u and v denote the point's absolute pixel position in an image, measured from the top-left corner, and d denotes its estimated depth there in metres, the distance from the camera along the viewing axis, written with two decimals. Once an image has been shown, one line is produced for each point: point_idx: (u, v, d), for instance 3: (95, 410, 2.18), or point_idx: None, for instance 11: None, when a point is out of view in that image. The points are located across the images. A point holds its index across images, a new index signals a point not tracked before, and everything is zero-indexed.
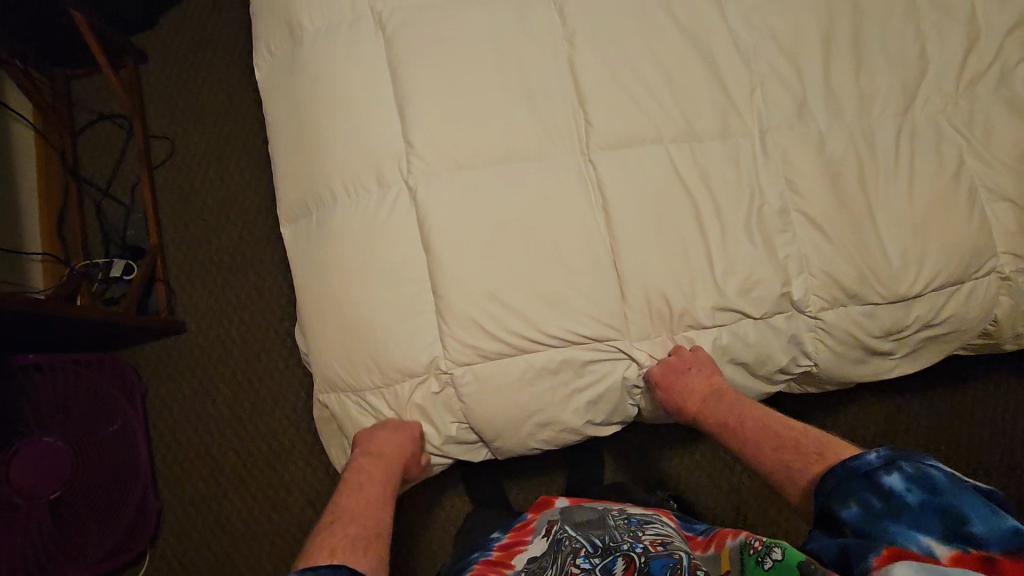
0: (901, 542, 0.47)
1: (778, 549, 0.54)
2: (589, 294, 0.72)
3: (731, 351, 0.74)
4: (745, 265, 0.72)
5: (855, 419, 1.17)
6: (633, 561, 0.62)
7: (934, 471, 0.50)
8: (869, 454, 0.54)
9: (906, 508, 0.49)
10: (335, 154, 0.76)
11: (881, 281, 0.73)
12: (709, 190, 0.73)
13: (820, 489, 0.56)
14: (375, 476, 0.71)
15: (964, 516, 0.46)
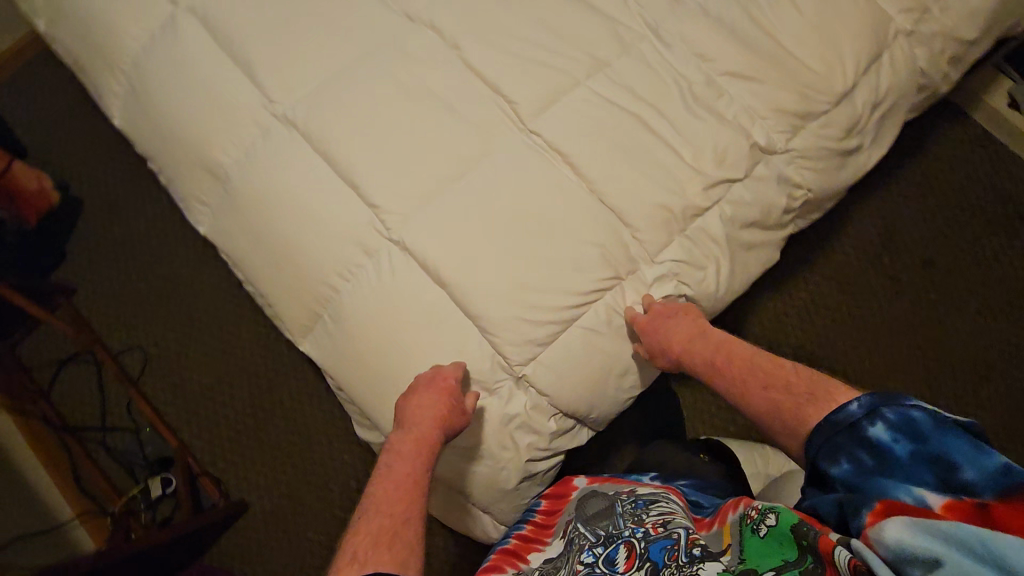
0: (893, 493, 0.51)
1: (773, 515, 0.59)
2: (597, 238, 0.75)
3: (740, 217, 0.79)
4: (707, 140, 0.78)
5: (827, 248, 1.40)
6: (634, 547, 0.66)
7: (917, 413, 0.54)
8: (852, 405, 0.58)
9: (898, 462, 0.53)
10: (315, 250, 0.78)
11: (819, 91, 0.79)
12: (641, 101, 0.79)
13: (812, 447, 0.60)
14: (406, 453, 0.66)
15: (954, 463, 0.50)
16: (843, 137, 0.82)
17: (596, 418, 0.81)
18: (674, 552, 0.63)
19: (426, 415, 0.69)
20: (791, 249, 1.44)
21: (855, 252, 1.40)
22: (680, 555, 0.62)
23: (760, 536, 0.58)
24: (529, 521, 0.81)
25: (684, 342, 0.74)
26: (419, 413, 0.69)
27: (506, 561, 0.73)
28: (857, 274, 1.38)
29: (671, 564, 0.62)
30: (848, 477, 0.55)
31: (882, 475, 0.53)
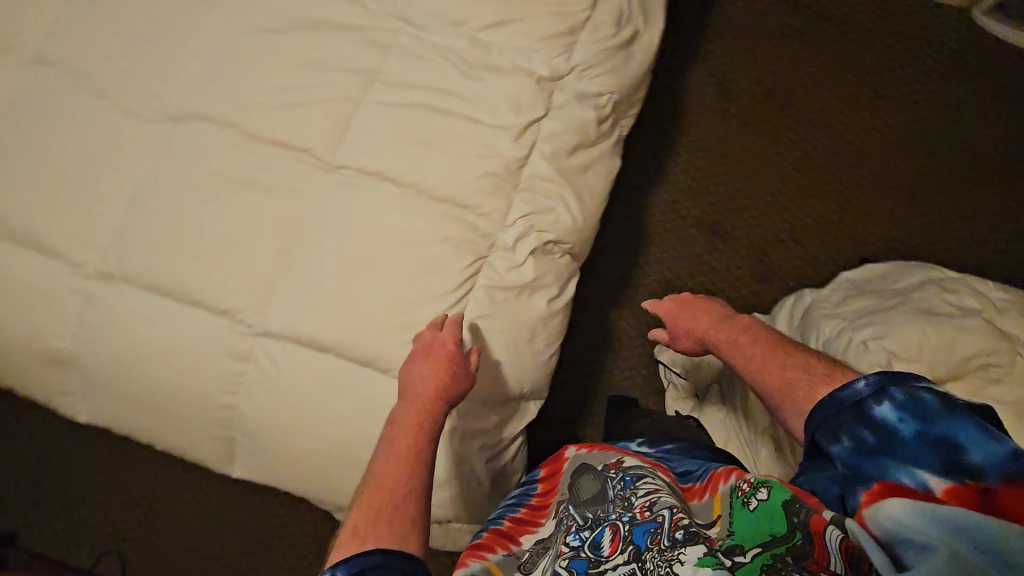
0: (898, 475, 0.60)
1: (765, 488, 0.63)
2: (442, 233, 0.75)
3: (562, 148, 0.80)
4: (497, 95, 0.79)
5: (684, 135, 1.50)
6: (619, 529, 0.67)
7: (926, 396, 0.62)
8: (860, 384, 0.66)
9: (904, 438, 0.61)
10: (191, 381, 0.75)
11: (571, 4, 0.82)
12: (423, 90, 0.79)
13: (813, 423, 0.69)
14: (406, 426, 0.65)
15: (961, 446, 0.58)
16: (615, 32, 0.85)
17: (529, 390, 0.82)
18: (658, 535, 0.64)
19: (428, 383, 0.67)
20: (651, 143, 1.49)
21: (706, 124, 1.50)
22: (662, 538, 0.63)
23: (750, 509, 0.63)
24: (525, 502, 0.83)
25: (703, 323, 0.90)
26: (422, 378, 0.68)
27: (499, 545, 0.76)
28: (716, 140, 1.49)
29: (655, 547, 0.63)
30: (849, 455, 0.64)
31: (881, 456, 0.62)
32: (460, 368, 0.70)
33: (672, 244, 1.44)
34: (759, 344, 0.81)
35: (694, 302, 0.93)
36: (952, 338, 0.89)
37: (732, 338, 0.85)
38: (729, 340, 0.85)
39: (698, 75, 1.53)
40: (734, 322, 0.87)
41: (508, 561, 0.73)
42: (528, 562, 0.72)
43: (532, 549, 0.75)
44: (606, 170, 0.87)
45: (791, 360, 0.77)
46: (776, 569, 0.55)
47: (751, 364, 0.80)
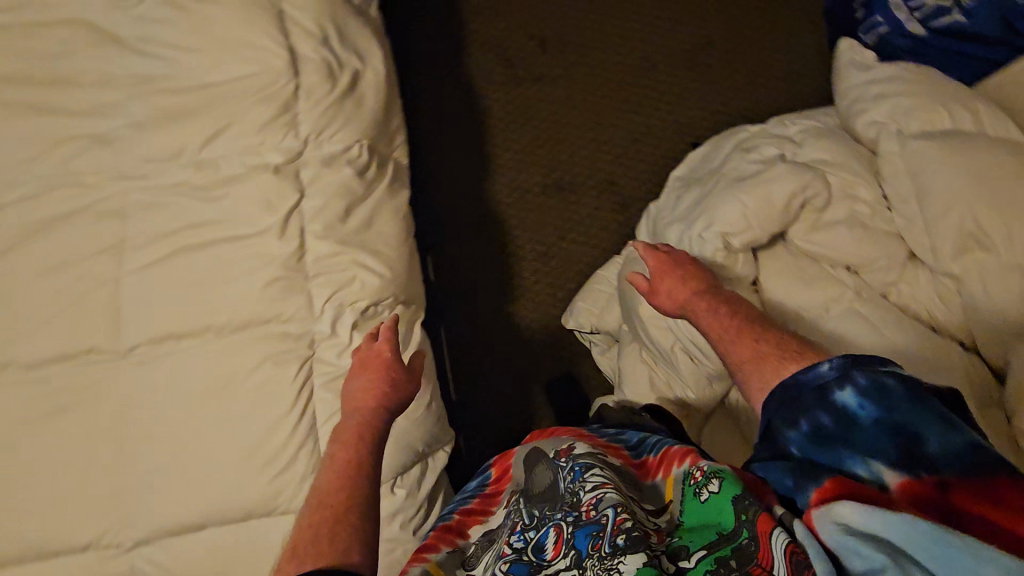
0: (851, 464, 0.65)
1: (716, 481, 0.71)
2: (260, 360, 0.73)
3: (335, 218, 0.79)
4: (246, 203, 0.76)
5: (486, 115, 1.50)
6: (563, 531, 0.73)
7: (889, 380, 0.66)
8: (825, 367, 0.69)
9: (861, 424, 0.65)
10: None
11: (273, 84, 0.80)
12: (173, 234, 0.76)
13: (773, 404, 0.71)
14: (350, 436, 0.67)
15: (918, 437, 0.63)
16: (330, 83, 0.84)
17: (427, 444, 0.83)
18: (598, 539, 0.69)
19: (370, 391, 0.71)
20: (466, 137, 1.48)
21: (505, 94, 1.52)
22: (603, 543, 0.68)
23: (701, 499, 0.72)
24: (474, 494, 0.86)
25: (688, 288, 0.86)
26: (363, 385, 0.71)
27: (444, 541, 0.78)
28: (519, 103, 1.51)
29: (594, 553, 0.68)
30: (805, 441, 0.68)
31: (833, 447, 0.66)
32: (400, 373, 0.73)
33: (531, 216, 1.45)
34: (732, 314, 0.80)
35: (678, 267, 0.89)
36: (768, 189, 0.94)
37: (715, 312, 0.81)
38: (703, 306, 0.83)
39: (475, 55, 1.53)
40: (709, 287, 0.85)
41: (452, 558, 0.76)
42: (472, 558, 0.76)
43: (476, 542, 0.79)
44: (394, 209, 0.87)
45: (764, 332, 0.77)
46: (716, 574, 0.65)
47: (723, 332, 0.79)
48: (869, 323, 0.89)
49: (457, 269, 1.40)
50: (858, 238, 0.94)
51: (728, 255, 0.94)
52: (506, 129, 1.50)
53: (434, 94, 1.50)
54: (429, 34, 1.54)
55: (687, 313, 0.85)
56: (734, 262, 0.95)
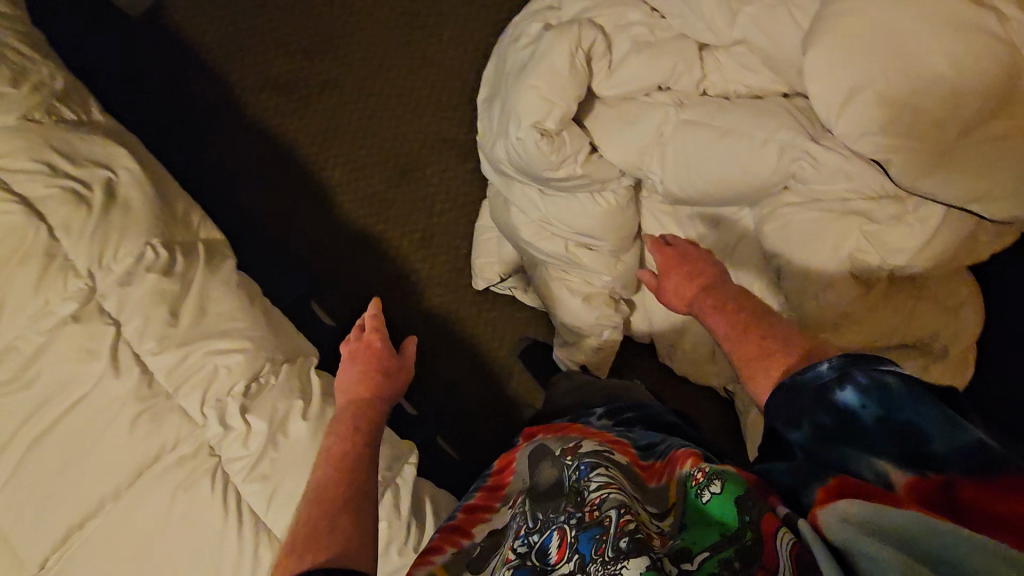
0: (851, 461, 0.57)
1: (718, 482, 0.65)
2: (169, 497, 0.69)
3: (165, 326, 0.74)
4: (68, 365, 0.71)
5: (295, 142, 1.44)
6: (565, 534, 0.67)
7: (892, 378, 0.56)
8: (824, 364, 0.59)
9: (863, 422, 0.56)
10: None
11: (24, 241, 0.74)
12: (17, 436, 0.70)
13: (773, 412, 0.64)
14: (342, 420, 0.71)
15: (925, 436, 0.52)
16: (83, 207, 0.77)
17: (383, 470, 0.82)
18: (602, 543, 0.63)
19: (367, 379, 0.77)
20: (288, 175, 1.42)
21: (302, 119, 1.45)
22: (607, 548, 0.62)
23: (702, 499, 0.65)
24: (478, 491, 0.88)
25: (692, 287, 0.84)
26: (358, 375, 0.77)
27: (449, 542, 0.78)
28: (318, 113, 1.45)
29: (598, 557, 0.62)
30: (808, 440, 0.61)
31: (845, 432, 0.58)
32: (388, 365, 0.79)
33: (391, 213, 1.42)
34: (732, 312, 0.76)
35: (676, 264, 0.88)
36: (547, 61, 0.91)
37: (723, 312, 0.78)
38: (705, 306, 0.80)
39: (250, 100, 1.45)
40: (712, 283, 0.83)
41: (457, 559, 0.75)
42: (476, 559, 0.74)
43: (482, 541, 0.78)
44: (224, 285, 0.82)
45: (765, 326, 0.72)
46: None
47: (727, 332, 0.75)
48: (699, 122, 0.91)
49: (355, 297, 1.37)
50: (649, 57, 0.95)
51: (552, 140, 0.93)
52: (319, 144, 1.44)
53: (233, 157, 1.42)
54: (192, 104, 1.44)
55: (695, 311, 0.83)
56: (563, 142, 0.94)
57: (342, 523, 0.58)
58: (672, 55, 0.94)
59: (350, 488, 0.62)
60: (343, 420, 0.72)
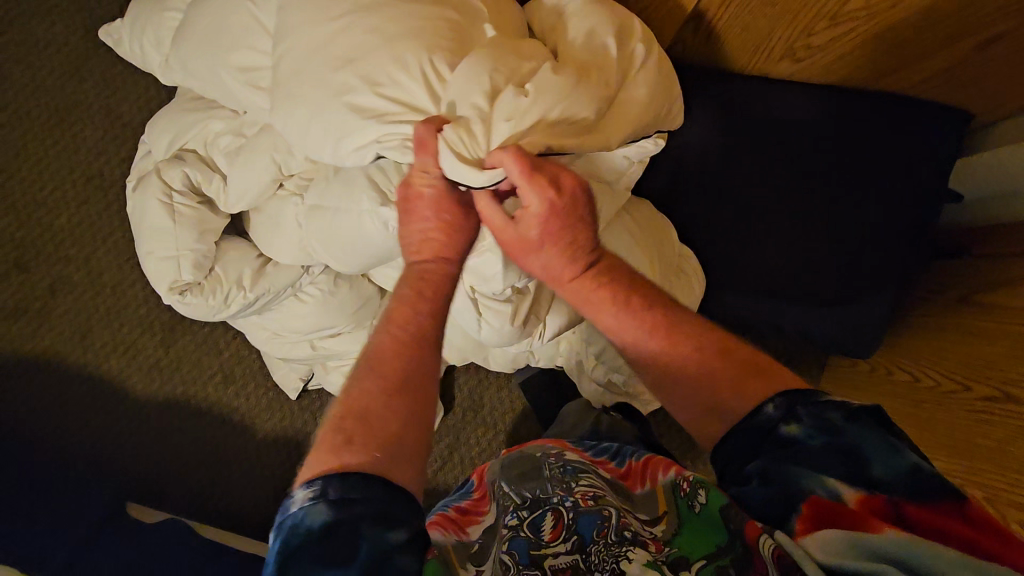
0: (802, 487, 0.68)
1: (703, 488, 0.80)
2: None
3: None
4: None
5: (57, 355, 1.37)
6: (559, 514, 0.90)
7: (831, 415, 0.70)
8: (768, 408, 0.74)
9: (813, 449, 0.69)
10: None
11: None
12: None
13: (729, 448, 0.78)
14: (405, 299, 0.74)
15: (866, 460, 0.66)
16: None
17: None
18: (602, 527, 0.83)
19: (431, 242, 0.78)
20: (70, 391, 1.36)
21: (52, 330, 1.38)
22: (609, 533, 0.82)
23: (690, 506, 0.80)
24: (467, 499, 1.09)
25: (558, 263, 0.83)
26: (423, 230, 0.78)
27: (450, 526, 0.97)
28: (66, 314, 1.38)
29: (598, 538, 0.82)
30: (762, 471, 0.73)
31: (797, 460, 0.70)
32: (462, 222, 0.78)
33: (186, 369, 1.39)
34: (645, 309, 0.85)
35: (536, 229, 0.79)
36: (148, 222, 0.96)
37: (604, 306, 0.85)
38: (593, 284, 0.84)
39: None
40: (585, 237, 0.82)
41: (459, 545, 0.92)
42: (473, 552, 0.90)
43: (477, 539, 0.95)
44: None
45: (697, 346, 0.84)
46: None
47: (652, 333, 0.85)
48: (319, 202, 0.87)
49: (192, 471, 1.36)
50: (245, 161, 0.91)
51: (199, 290, 0.98)
52: (84, 343, 1.38)
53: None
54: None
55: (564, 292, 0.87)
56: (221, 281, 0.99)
57: (413, 409, 0.66)
58: (264, 148, 0.89)
59: (423, 373, 0.69)
60: (406, 284, 0.77)
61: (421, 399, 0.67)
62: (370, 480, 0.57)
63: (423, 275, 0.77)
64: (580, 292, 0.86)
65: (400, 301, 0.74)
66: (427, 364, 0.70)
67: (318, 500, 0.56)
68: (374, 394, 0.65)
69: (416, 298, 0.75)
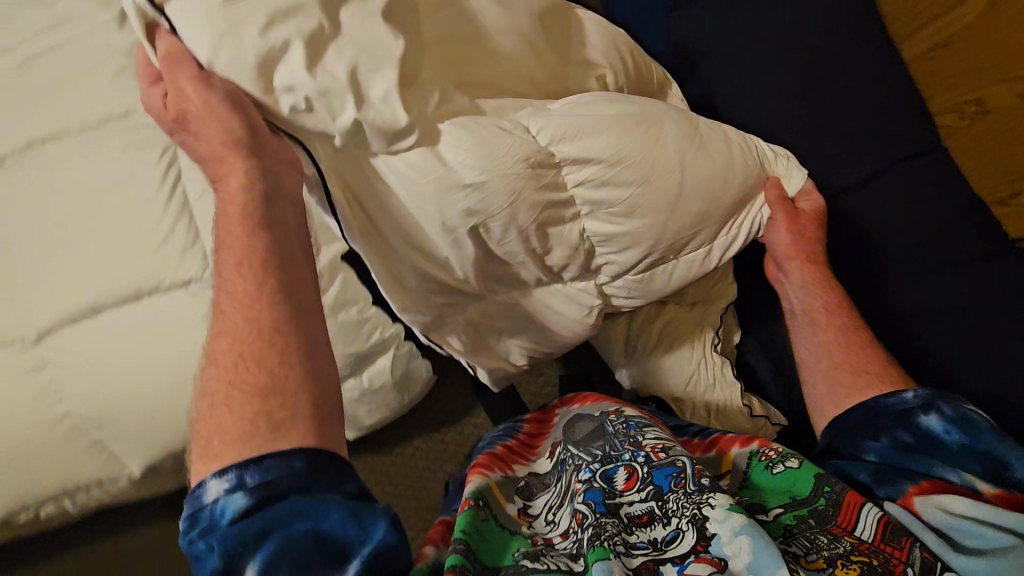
0: (930, 469, 0.63)
1: (794, 458, 0.64)
2: (127, 148, 0.76)
3: None
4: None
5: None
6: (634, 471, 0.63)
7: (972, 415, 0.64)
8: (908, 394, 0.68)
9: (944, 446, 0.64)
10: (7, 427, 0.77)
11: None
12: None
13: (844, 422, 0.70)
14: (226, 284, 0.51)
15: (1007, 464, 0.61)
16: None
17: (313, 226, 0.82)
18: (681, 477, 0.61)
19: (222, 136, 0.53)
20: None
21: None
22: (687, 482, 0.60)
23: (775, 472, 0.63)
24: (511, 437, 0.77)
25: (796, 276, 0.81)
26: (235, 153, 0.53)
27: (495, 465, 0.69)
28: None
29: (678, 490, 0.60)
30: (888, 452, 0.66)
31: (919, 452, 0.65)
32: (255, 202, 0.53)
33: None
34: (845, 314, 0.79)
35: (782, 235, 0.80)
36: None
37: (817, 333, 0.78)
38: (820, 281, 0.81)
39: None
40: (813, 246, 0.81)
41: (506, 484, 0.68)
42: (524, 489, 0.69)
43: (526, 480, 0.71)
44: None
45: (872, 352, 0.75)
46: (800, 532, 0.57)
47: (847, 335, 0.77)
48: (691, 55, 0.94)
49: None
50: None
51: None
52: None
53: None
54: None
55: (809, 316, 0.80)
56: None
57: (286, 294, 0.51)
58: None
59: (299, 248, 0.55)
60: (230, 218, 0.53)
61: (286, 372, 0.48)
62: (288, 459, 0.44)
63: (245, 219, 0.52)
64: (801, 275, 0.81)
65: (222, 279, 0.51)
66: (279, 223, 0.54)
67: (236, 490, 0.43)
68: (213, 397, 0.47)
69: (234, 265, 0.51)
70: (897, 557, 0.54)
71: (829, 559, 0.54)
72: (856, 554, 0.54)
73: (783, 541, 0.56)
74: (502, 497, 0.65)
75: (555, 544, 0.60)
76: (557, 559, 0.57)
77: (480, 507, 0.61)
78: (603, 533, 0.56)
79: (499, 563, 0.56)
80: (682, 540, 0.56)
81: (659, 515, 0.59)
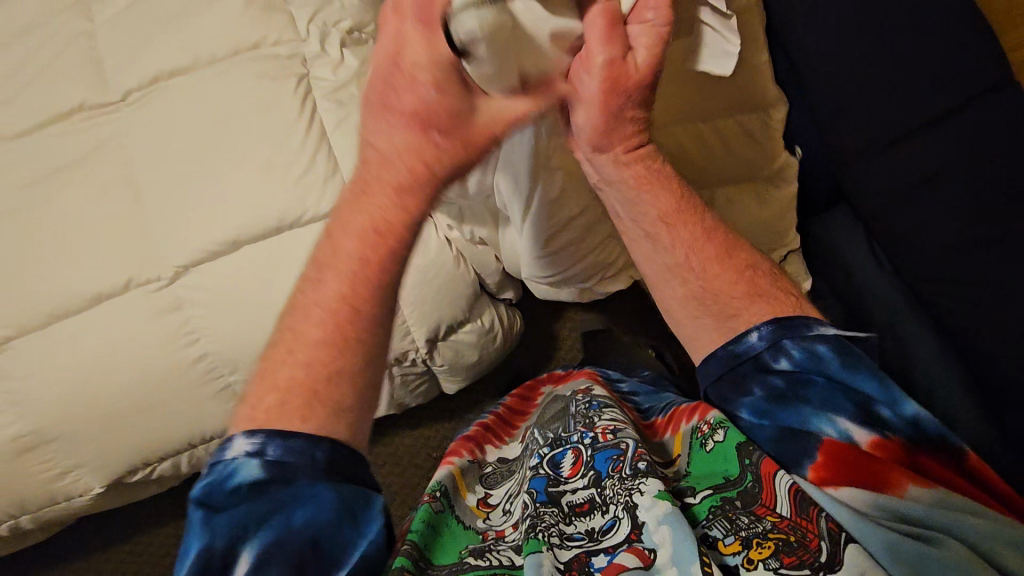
0: (817, 424, 0.54)
1: (722, 432, 0.59)
2: (263, 75, 0.74)
3: None
4: None
5: None
6: (580, 454, 0.65)
7: (822, 350, 0.56)
8: (754, 337, 0.58)
9: (812, 395, 0.55)
10: (143, 371, 0.73)
11: None
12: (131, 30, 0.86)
13: (711, 376, 0.60)
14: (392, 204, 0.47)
15: (867, 402, 0.54)
16: None
17: None
18: (619, 461, 0.61)
19: (439, 123, 0.45)
20: None
21: None
22: (624, 466, 0.60)
23: (711, 450, 0.59)
24: (490, 419, 0.84)
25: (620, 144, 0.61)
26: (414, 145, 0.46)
27: (465, 448, 0.75)
28: None
29: (615, 475, 0.60)
30: (760, 406, 0.57)
31: (789, 404, 0.56)
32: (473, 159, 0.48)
33: None
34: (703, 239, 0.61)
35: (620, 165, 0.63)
36: None
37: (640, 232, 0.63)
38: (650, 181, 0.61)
39: None
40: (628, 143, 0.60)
41: (473, 468, 0.73)
42: (487, 476, 0.73)
43: (493, 466, 0.76)
44: None
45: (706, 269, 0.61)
46: (721, 513, 0.54)
47: (698, 248, 0.61)
48: None
49: None
50: None
51: None
52: None
53: None
54: None
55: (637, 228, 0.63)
56: None
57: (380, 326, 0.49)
58: None
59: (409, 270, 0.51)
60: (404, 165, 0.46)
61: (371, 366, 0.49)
62: (314, 446, 0.44)
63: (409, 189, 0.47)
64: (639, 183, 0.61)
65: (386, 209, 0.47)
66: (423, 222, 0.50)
67: (252, 455, 0.44)
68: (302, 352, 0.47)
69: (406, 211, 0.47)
70: (812, 532, 0.49)
71: (746, 540, 0.51)
72: (774, 533, 0.50)
73: (704, 524, 0.54)
74: (463, 486, 0.69)
75: (505, 536, 0.62)
76: (502, 554, 0.58)
77: (438, 499, 0.65)
78: (538, 523, 0.58)
79: (449, 559, 0.57)
80: (616, 529, 0.56)
81: (598, 503, 0.59)
